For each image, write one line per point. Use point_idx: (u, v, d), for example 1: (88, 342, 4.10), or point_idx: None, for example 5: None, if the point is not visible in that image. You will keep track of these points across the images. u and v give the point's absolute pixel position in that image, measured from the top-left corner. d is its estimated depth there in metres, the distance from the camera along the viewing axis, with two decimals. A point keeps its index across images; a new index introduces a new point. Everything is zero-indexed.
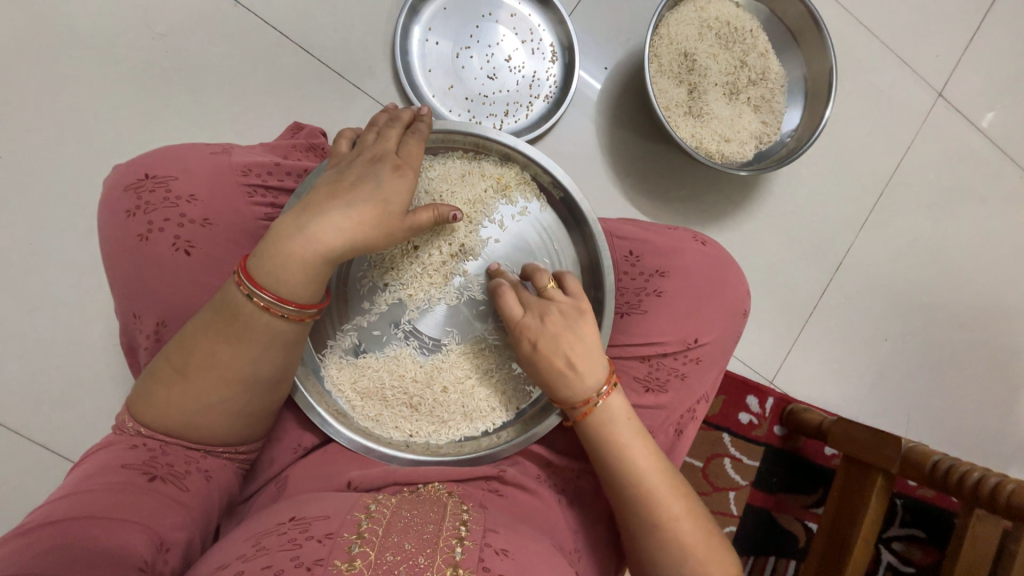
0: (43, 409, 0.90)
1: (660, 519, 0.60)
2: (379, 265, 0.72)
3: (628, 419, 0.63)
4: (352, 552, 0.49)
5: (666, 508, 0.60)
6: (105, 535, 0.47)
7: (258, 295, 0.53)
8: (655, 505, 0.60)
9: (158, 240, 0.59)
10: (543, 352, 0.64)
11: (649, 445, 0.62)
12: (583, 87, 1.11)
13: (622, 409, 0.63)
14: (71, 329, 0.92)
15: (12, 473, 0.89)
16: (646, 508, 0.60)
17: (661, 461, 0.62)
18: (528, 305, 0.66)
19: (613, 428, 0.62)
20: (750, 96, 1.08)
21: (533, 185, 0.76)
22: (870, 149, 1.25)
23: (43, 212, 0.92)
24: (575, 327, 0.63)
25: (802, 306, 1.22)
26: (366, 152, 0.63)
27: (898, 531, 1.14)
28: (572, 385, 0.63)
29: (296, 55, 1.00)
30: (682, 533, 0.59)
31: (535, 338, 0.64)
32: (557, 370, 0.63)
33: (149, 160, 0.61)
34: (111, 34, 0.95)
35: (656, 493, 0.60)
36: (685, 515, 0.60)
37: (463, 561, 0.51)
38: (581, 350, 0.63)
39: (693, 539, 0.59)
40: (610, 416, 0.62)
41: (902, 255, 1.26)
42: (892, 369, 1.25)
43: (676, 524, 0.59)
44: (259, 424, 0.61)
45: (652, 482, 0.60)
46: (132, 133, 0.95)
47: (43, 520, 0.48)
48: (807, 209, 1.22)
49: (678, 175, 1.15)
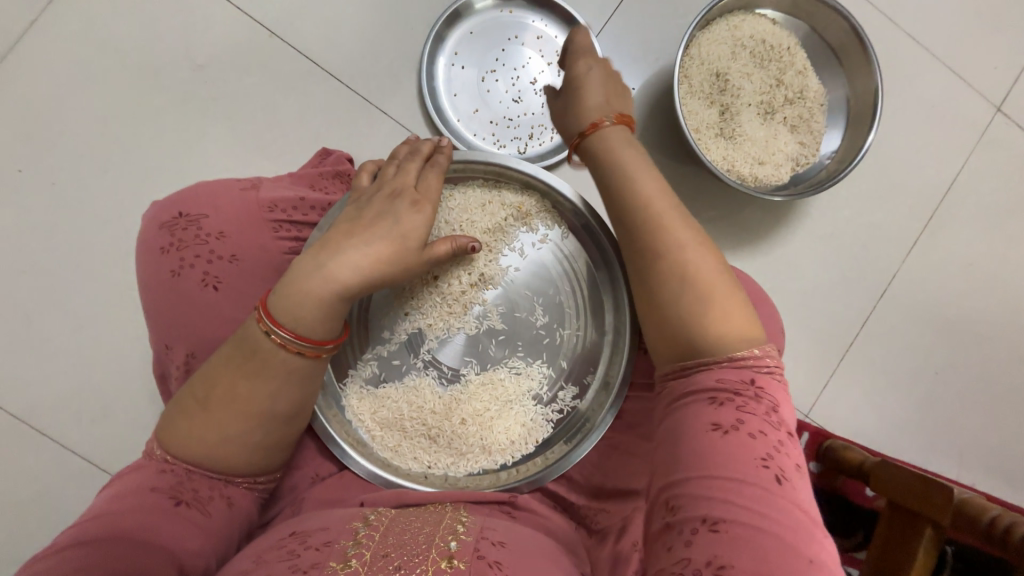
0: (83, 422, 0.95)
1: (669, 246, 0.55)
2: (399, 295, 0.73)
3: (644, 161, 0.62)
4: (348, 553, 0.49)
5: (674, 237, 0.56)
6: (133, 557, 0.49)
7: (276, 333, 0.54)
8: (662, 226, 0.56)
9: (189, 276, 0.60)
10: (588, 78, 0.69)
11: (666, 189, 0.60)
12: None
13: (638, 147, 0.64)
14: (112, 347, 0.96)
15: (55, 484, 0.94)
16: (648, 225, 0.57)
17: (680, 210, 0.58)
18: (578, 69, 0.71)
19: (623, 145, 0.63)
20: (786, 116, 1.03)
21: (553, 213, 0.75)
22: (919, 170, 1.18)
23: (90, 236, 0.98)
24: (614, 98, 0.69)
25: (842, 335, 1.15)
26: (385, 187, 0.64)
27: None
28: (598, 107, 0.67)
29: (326, 82, 1.02)
30: (691, 273, 0.54)
31: (581, 78, 0.70)
32: (592, 89, 0.69)
33: (181, 197, 0.64)
34: (154, 66, 1.00)
35: (663, 218, 0.57)
36: (702, 258, 0.55)
37: (458, 552, 0.50)
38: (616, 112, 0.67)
39: (706, 282, 0.53)
40: (623, 144, 0.64)
41: (954, 281, 1.17)
42: (942, 404, 1.16)
43: (686, 259, 0.55)
44: (279, 452, 0.62)
45: (664, 215, 0.57)
46: (171, 160, 0.99)
47: (75, 538, 0.49)
48: (847, 232, 1.15)
49: (707, 197, 1.11)
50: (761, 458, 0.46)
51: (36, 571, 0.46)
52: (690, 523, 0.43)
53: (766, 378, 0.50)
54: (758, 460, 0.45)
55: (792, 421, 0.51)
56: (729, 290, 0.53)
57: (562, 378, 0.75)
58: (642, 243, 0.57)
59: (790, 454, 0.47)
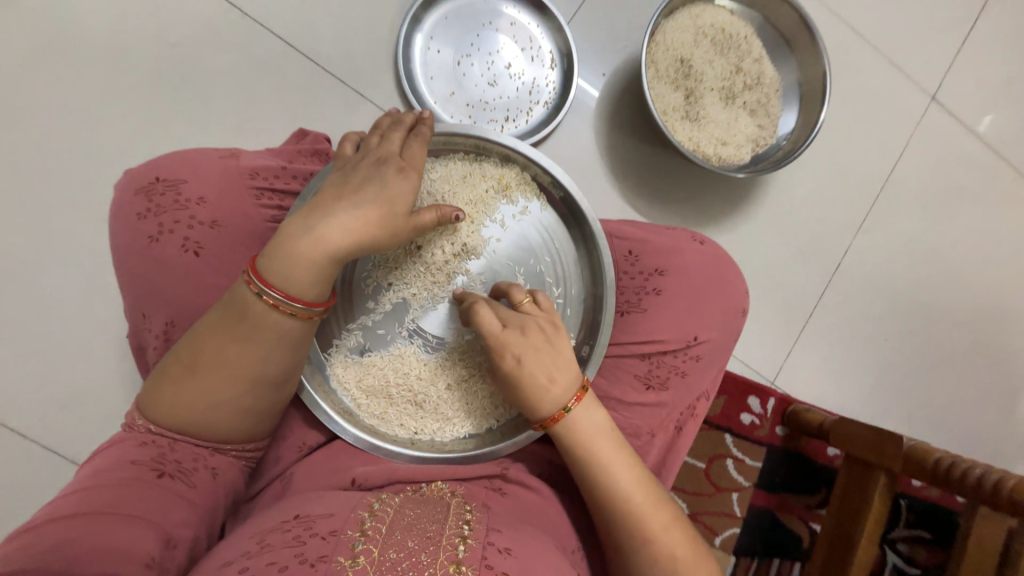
0: (49, 410, 0.91)
1: (642, 528, 0.61)
2: (383, 265, 0.74)
3: (608, 432, 0.63)
4: (356, 549, 0.50)
5: (647, 517, 0.61)
6: (117, 529, 0.48)
7: (267, 294, 0.54)
8: (637, 512, 0.61)
9: (168, 242, 0.60)
10: (527, 368, 0.63)
11: (630, 459, 0.63)
12: (583, 94, 1.14)
13: (602, 423, 0.63)
14: (79, 332, 0.93)
15: (17, 477, 0.89)
16: (625, 516, 0.61)
17: (644, 477, 0.63)
18: (506, 319, 0.65)
19: (591, 437, 0.62)
20: (746, 100, 1.10)
21: (532, 186, 0.78)
22: (865, 151, 1.27)
23: (52, 218, 0.94)
24: (555, 343, 0.64)
25: (802, 307, 1.23)
26: (370, 155, 0.65)
27: (903, 532, 1.13)
28: (549, 401, 0.62)
29: (302, 63, 1.02)
30: (662, 542, 0.61)
31: (518, 354, 0.63)
32: (532, 357, 0.63)
33: (158, 163, 0.63)
34: (121, 43, 0.97)
35: (635, 503, 0.61)
36: (667, 524, 0.62)
37: (466, 558, 0.51)
38: (560, 364, 0.63)
39: (677, 549, 0.61)
40: (592, 432, 0.63)
41: (899, 254, 1.27)
42: (893, 369, 1.26)
43: (659, 533, 0.61)
44: (267, 419, 0.62)
45: (635, 497, 0.61)
46: (140, 140, 0.97)
47: (52, 515, 0.48)
48: (805, 210, 1.24)
49: (677, 178, 1.16)
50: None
51: (15, 548, 0.45)
52: None
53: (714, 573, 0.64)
54: None
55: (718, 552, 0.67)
56: (686, 536, 0.62)
57: None
58: (625, 526, 0.61)
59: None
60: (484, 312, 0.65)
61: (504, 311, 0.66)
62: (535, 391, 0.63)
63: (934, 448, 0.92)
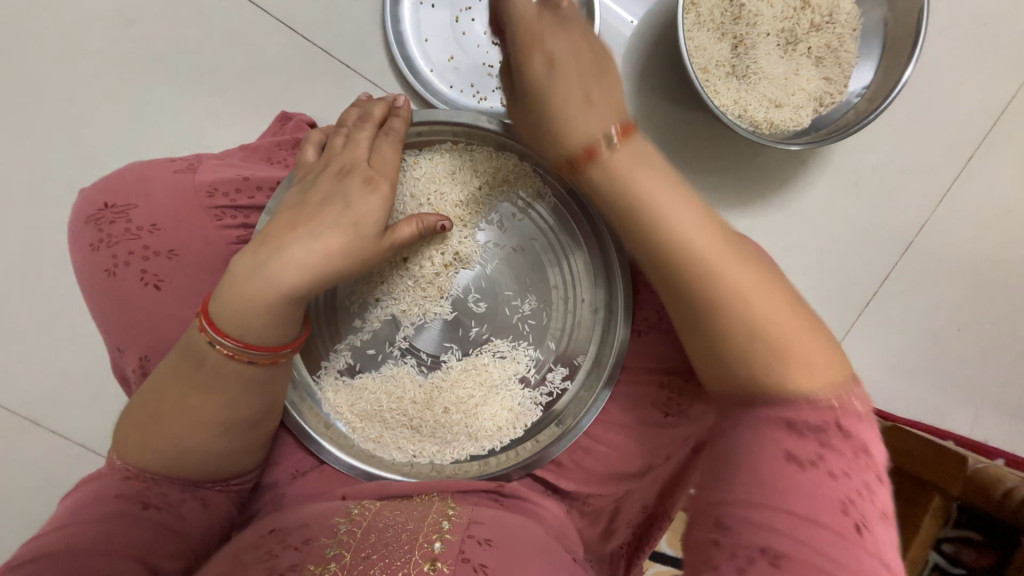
0: (55, 415, 0.91)
1: (722, 300, 0.46)
2: (367, 282, 0.66)
3: (660, 172, 0.50)
4: (328, 555, 0.48)
5: (742, 291, 0.46)
6: (100, 564, 0.47)
7: (220, 342, 0.50)
8: (706, 270, 0.47)
9: (125, 275, 0.56)
10: (557, 75, 0.54)
11: (695, 207, 0.49)
12: (611, 30, 0.95)
13: (673, 186, 0.50)
14: (75, 341, 0.91)
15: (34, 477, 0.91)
16: (696, 270, 0.47)
17: (738, 249, 0.48)
18: (550, 56, 0.55)
19: (661, 192, 0.49)
20: (811, 46, 0.89)
21: (534, 178, 0.67)
22: (961, 104, 1.03)
23: (35, 217, 0.90)
24: (606, 95, 0.54)
25: (859, 294, 1.06)
26: (334, 163, 0.56)
27: (949, 532, 0.93)
28: (581, 114, 0.53)
29: (279, 33, 0.91)
30: (765, 326, 0.45)
31: (562, 97, 0.54)
32: (577, 101, 0.53)
33: (109, 186, 0.58)
34: (84, 24, 0.89)
35: (721, 273, 0.46)
36: (770, 300, 0.46)
37: (443, 554, 0.48)
38: (615, 116, 0.53)
39: (785, 334, 0.45)
40: (640, 168, 0.50)
41: (993, 230, 1.05)
42: (972, 367, 1.08)
43: (745, 300, 0.45)
44: (246, 456, 0.59)
45: (703, 256, 0.47)
46: (114, 129, 0.90)
47: (34, 552, 0.47)
48: (871, 180, 1.04)
49: (716, 146, 0.99)
50: (842, 502, 0.40)
51: None
52: (746, 550, 0.39)
53: (855, 419, 0.43)
54: (837, 505, 0.39)
55: (878, 456, 0.44)
56: (821, 348, 0.45)
57: (550, 359, 0.69)
58: (694, 282, 0.47)
59: (875, 502, 0.41)
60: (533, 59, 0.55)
61: (549, 48, 0.55)
62: (562, 107, 0.54)
63: (1007, 476, 0.81)
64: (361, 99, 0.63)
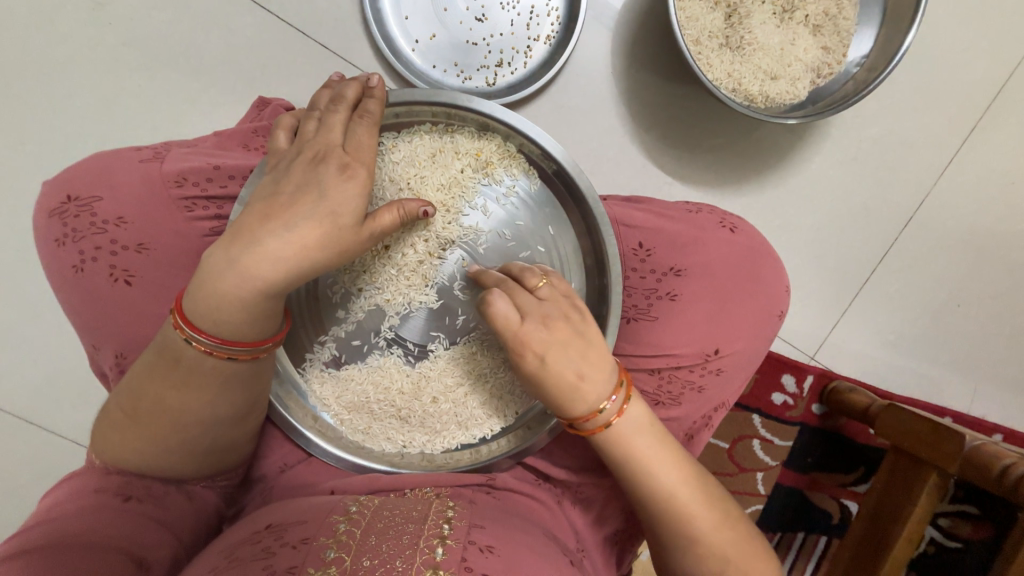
0: (43, 413, 0.90)
1: (693, 530, 0.54)
2: (349, 270, 0.63)
3: (651, 428, 0.54)
4: (328, 558, 0.47)
5: (697, 518, 0.54)
6: (85, 557, 0.45)
7: (198, 339, 0.49)
8: (684, 512, 0.54)
9: (94, 271, 0.54)
10: (551, 368, 0.52)
11: (673, 452, 0.55)
12: None
13: (643, 418, 0.54)
14: (62, 338, 0.90)
15: (26, 474, 0.91)
16: (676, 519, 0.54)
17: (692, 472, 0.55)
18: (525, 312, 0.53)
19: (634, 436, 0.54)
20: (809, 13, 0.85)
21: (518, 159, 0.64)
22: (963, 71, 0.99)
23: (11, 213, 0.87)
24: (583, 330, 0.54)
25: (857, 271, 1.04)
26: (307, 150, 0.53)
27: (946, 507, 0.99)
28: (581, 399, 0.52)
29: (252, 14, 0.87)
30: (713, 545, 0.54)
31: (541, 352, 0.52)
32: (572, 380, 0.52)
33: (71, 177, 0.56)
34: (48, 7, 0.85)
35: (680, 501, 0.54)
36: (719, 522, 0.54)
37: (445, 561, 0.47)
38: (591, 355, 0.53)
39: (731, 551, 0.54)
40: (633, 428, 0.54)
41: (994, 202, 1.02)
42: (971, 342, 1.06)
43: (710, 534, 0.54)
44: (230, 454, 0.58)
45: (681, 493, 0.54)
46: (88, 120, 0.87)
47: (10, 552, 0.45)
48: (870, 154, 1.01)
49: (710, 122, 0.96)
50: None
51: None
52: None
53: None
54: None
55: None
56: (762, 559, 0.55)
57: None
58: (672, 533, 0.55)
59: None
60: (498, 305, 0.52)
61: (522, 302, 0.54)
62: (557, 365, 0.52)
63: (1006, 455, 0.80)
64: (333, 81, 0.60)
